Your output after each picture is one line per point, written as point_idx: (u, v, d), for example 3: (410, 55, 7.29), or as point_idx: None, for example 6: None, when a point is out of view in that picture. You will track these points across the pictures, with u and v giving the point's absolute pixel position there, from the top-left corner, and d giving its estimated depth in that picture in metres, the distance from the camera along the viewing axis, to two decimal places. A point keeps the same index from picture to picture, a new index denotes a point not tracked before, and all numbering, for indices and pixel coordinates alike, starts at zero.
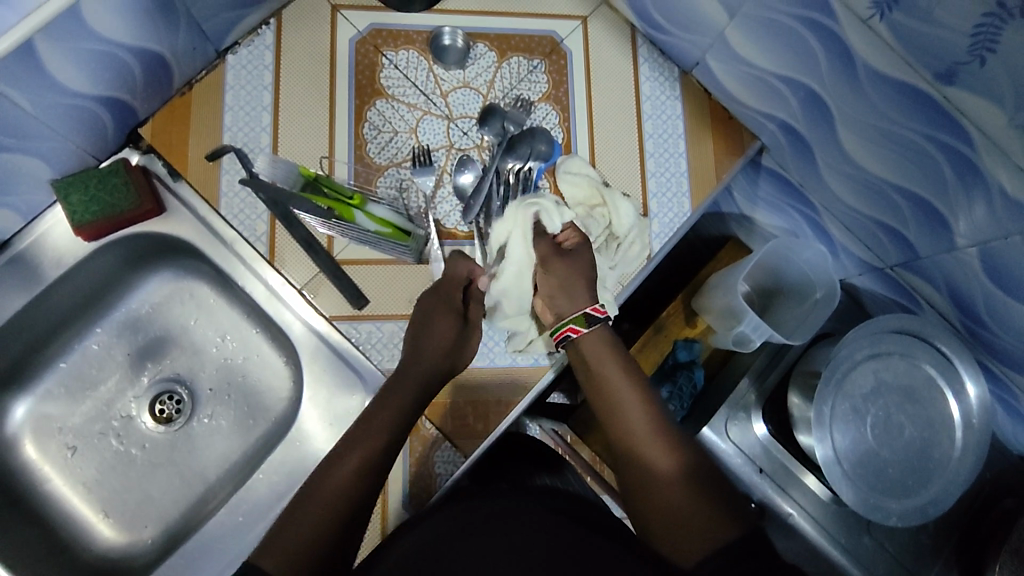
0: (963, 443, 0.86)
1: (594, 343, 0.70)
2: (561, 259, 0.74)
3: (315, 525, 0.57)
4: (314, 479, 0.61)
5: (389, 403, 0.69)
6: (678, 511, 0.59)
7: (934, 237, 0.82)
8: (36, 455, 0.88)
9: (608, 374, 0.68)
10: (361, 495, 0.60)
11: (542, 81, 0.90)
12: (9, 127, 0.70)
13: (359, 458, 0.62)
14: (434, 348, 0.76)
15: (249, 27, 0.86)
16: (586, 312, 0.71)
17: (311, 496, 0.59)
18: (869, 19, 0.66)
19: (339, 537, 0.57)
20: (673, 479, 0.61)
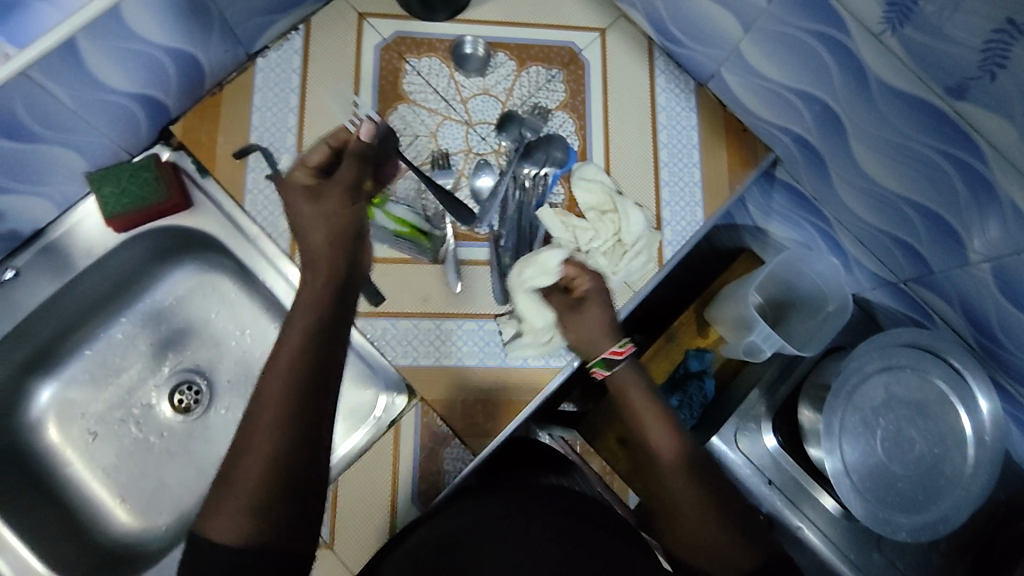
0: (975, 460, 0.85)
1: (627, 375, 0.74)
2: (574, 316, 0.79)
3: (251, 496, 0.52)
4: (236, 448, 0.55)
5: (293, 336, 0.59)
6: (698, 531, 0.62)
7: (947, 252, 0.82)
8: (59, 439, 0.91)
9: (642, 403, 0.72)
10: (287, 447, 0.54)
11: (559, 90, 0.93)
12: (49, 120, 0.74)
13: (275, 408, 0.55)
14: (318, 241, 0.67)
15: (278, 32, 0.89)
16: (605, 357, 0.75)
17: (240, 458, 0.54)
18: (880, 33, 0.68)
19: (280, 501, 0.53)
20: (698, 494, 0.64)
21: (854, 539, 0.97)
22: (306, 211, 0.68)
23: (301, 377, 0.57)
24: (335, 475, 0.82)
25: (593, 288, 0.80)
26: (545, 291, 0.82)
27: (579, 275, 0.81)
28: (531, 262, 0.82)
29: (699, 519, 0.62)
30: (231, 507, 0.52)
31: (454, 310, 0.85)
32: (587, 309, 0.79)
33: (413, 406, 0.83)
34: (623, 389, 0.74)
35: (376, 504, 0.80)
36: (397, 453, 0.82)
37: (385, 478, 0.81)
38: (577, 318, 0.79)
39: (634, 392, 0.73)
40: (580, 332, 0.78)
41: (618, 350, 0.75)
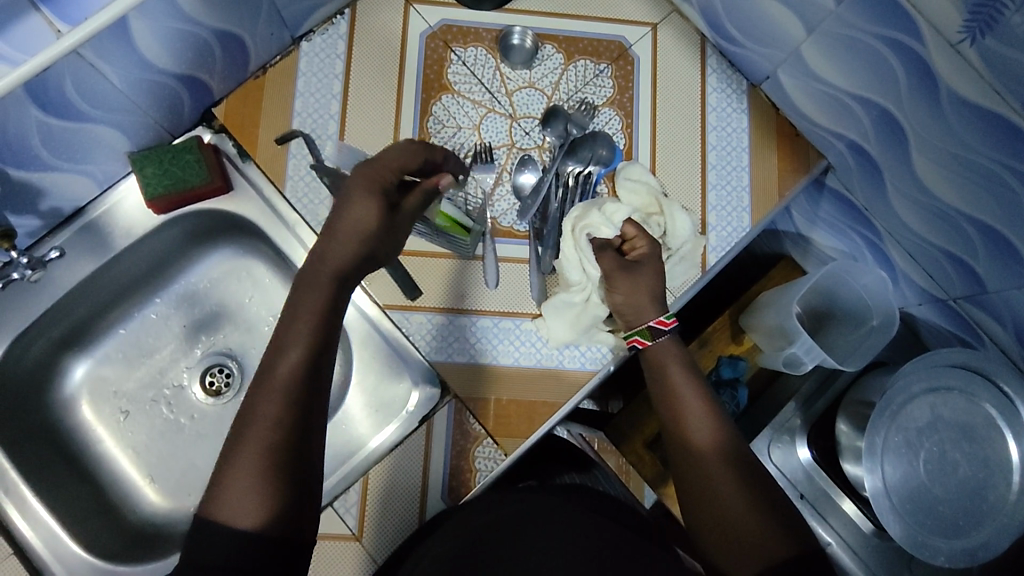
0: (1020, 487, 0.82)
1: (664, 352, 0.73)
2: (624, 275, 0.74)
3: (248, 483, 0.54)
4: (232, 441, 0.56)
5: (297, 320, 0.62)
6: (731, 522, 0.61)
7: (1005, 271, 0.79)
8: (91, 416, 0.91)
9: (679, 385, 0.70)
10: (284, 439, 0.56)
11: (607, 86, 0.90)
12: (95, 98, 0.74)
13: (275, 387, 0.58)
14: (340, 255, 0.65)
15: (324, 16, 0.88)
16: (650, 326, 0.72)
17: (236, 451, 0.55)
18: (958, 42, 0.65)
19: (278, 489, 0.54)
20: (726, 483, 0.63)
21: (884, 558, 0.95)
22: (355, 216, 0.65)
23: (298, 373, 0.59)
24: (365, 467, 0.82)
25: (651, 258, 0.76)
26: (600, 243, 0.77)
27: (639, 238, 0.77)
28: (594, 213, 0.77)
29: (734, 513, 0.61)
30: (235, 496, 0.53)
31: (492, 308, 0.84)
32: (641, 272, 0.74)
33: (447, 403, 0.83)
34: (660, 361, 0.72)
35: (405, 499, 0.80)
36: (429, 448, 0.82)
37: (416, 472, 0.81)
38: (631, 278, 0.74)
39: (674, 367, 0.72)
40: (631, 292, 0.74)
41: (664, 321, 0.73)
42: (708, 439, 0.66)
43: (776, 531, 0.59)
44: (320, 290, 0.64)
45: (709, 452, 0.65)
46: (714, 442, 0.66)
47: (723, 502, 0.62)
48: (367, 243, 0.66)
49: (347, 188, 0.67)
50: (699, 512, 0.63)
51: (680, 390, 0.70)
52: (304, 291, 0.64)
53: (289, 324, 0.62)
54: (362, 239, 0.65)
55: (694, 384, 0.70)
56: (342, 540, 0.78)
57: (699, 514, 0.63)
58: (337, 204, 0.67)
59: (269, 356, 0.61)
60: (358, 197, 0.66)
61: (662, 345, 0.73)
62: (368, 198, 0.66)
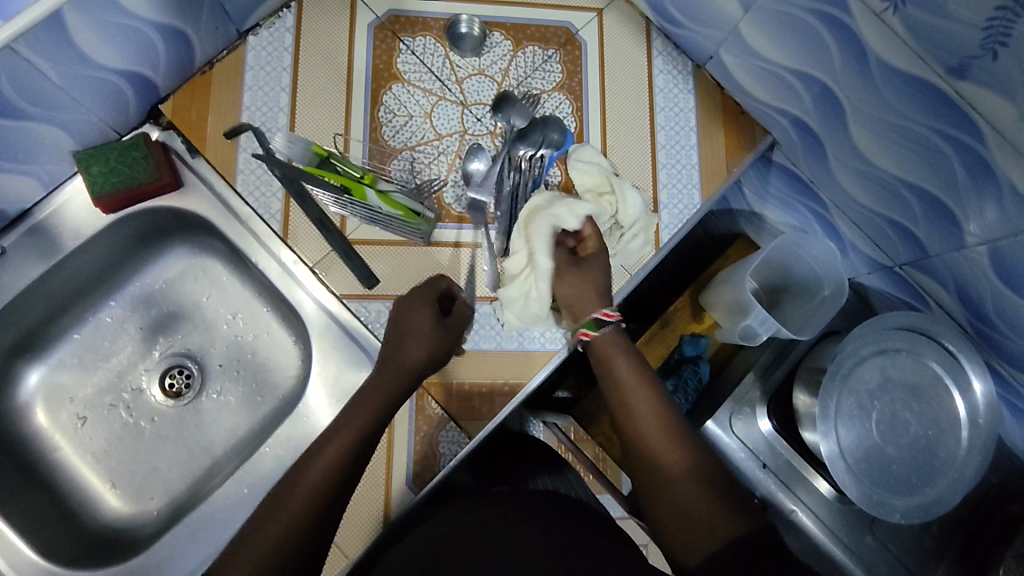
0: (969, 442, 0.86)
1: (607, 345, 0.73)
2: (574, 269, 0.78)
3: (301, 513, 0.58)
4: (280, 490, 0.60)
5: (354, 415, 0.66)
6: (688, 515, 0.60)
7: (944, 235, 0.82)
8: (47, 424, 0.89)
9: (625, 379, 0.70)
10: (330, 495, 0.60)
11: (555, 71, 0.91)
12: (35, 95, 0.72)
13: (322, 466, 0.61)
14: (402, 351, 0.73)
15: (269, 10, 0.87)
16: (595, 317, 0.73)
17: (275, 507, 0.58)
18: (882, 11, 0.67)
19: (317, 528, 0.58)
20: (682, 477, 0.62)
21: (848, 523, 0.96)
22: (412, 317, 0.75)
23: (345, 455, 0.62)
24: None
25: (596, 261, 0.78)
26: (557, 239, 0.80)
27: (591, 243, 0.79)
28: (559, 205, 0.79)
29: (687, 496, 0.61)
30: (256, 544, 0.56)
31: None
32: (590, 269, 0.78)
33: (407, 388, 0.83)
34: (605, 353, 0.72)
35: (370, 489, 0.81)
36: (391, 440, 0.82)
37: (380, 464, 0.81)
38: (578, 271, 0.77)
39: (619, 362, 0.71)
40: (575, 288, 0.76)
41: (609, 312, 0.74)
42: (659, 430, 0.65)
43: (726, 509, 0.59)
44: (403, 374, 0.71)
45: (661, 447, 0.64)
46: (664, 431, 0.65)
47: (675, 488, 0.61)
48: (429, 363, 0.73)
49: (410, 301, 0.77)
50: (655, 503, 0.62)
51: (625, 382, 0.69)
52: (378, 374, 0.71)
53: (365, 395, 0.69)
54: (425, 357, 0.73)
55: (640, 379, 0.70)
56: None
57: (661, 511, 0.62)
58: (403, 317, 0.76)
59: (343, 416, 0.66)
60: (420, 310, 0.76)
61: (605, 334, 0.73)
62: (425, 315, 0.75)
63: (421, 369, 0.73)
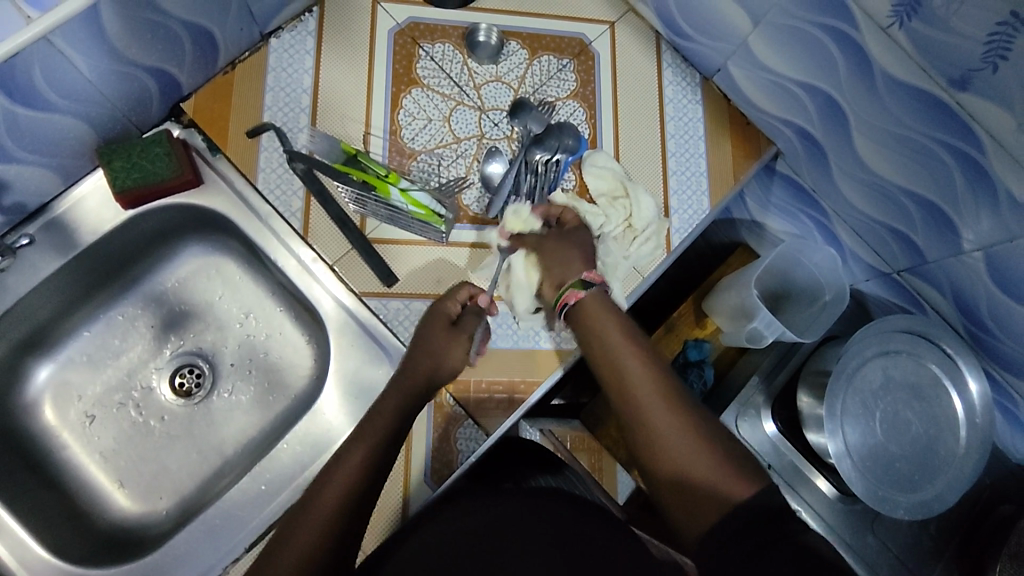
0: (967, 440, 0.89)
1: (596, 307, 0.71)
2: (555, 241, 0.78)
3: (309, 548, 0.58)
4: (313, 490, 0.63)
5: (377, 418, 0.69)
6: (688, 480, 0.60)
7: (941, 242, 0.86)
8: (56, 422, 0.88)
9: (616, 342, 0.68)
10: (339, 529, 0.60)
11: (570, 80, 0.94)
12: (63, 88, 0.73)
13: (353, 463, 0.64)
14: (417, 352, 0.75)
15: (292, 13, 0.89)
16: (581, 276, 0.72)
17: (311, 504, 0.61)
18: (888, 26, 0.71)
19: (338, 550, 0.59)
20: (681, 442, 0.62)
21: (851, 522, 0.99)
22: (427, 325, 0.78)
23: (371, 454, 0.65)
24: None
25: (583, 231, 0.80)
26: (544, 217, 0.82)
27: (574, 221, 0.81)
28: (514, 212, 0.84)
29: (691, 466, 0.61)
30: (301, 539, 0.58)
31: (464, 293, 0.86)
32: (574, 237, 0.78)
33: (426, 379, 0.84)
34: (592, 315, 0.70)
35: (387, 484, 0.81)
36: (410, 435, 0.82)
37: (398, 459, 0.81)
38: (564, 239, 0.78)
39: (609, 326, 0.69)
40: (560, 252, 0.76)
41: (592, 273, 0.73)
42: (659, 401, 0.64)
43: (728, 481, 0.60)
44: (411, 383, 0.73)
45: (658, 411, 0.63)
46: (659, 399, 0.64)
47: (674, 455, 0.61)
48: (440, 370, 0.75)
49: (427, 317, 0.79)
50: (657, 468, 0.62)
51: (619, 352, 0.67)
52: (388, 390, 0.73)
53: (377, 408, 0.71)
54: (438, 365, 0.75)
55: (631, 342, 0.68)
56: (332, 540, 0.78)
57: (660, 475, 0.62)
58: (420, 331, 0.78)
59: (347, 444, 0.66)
60: (436, 320, 0.78)
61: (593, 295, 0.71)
62: (441, 325, 0.78)
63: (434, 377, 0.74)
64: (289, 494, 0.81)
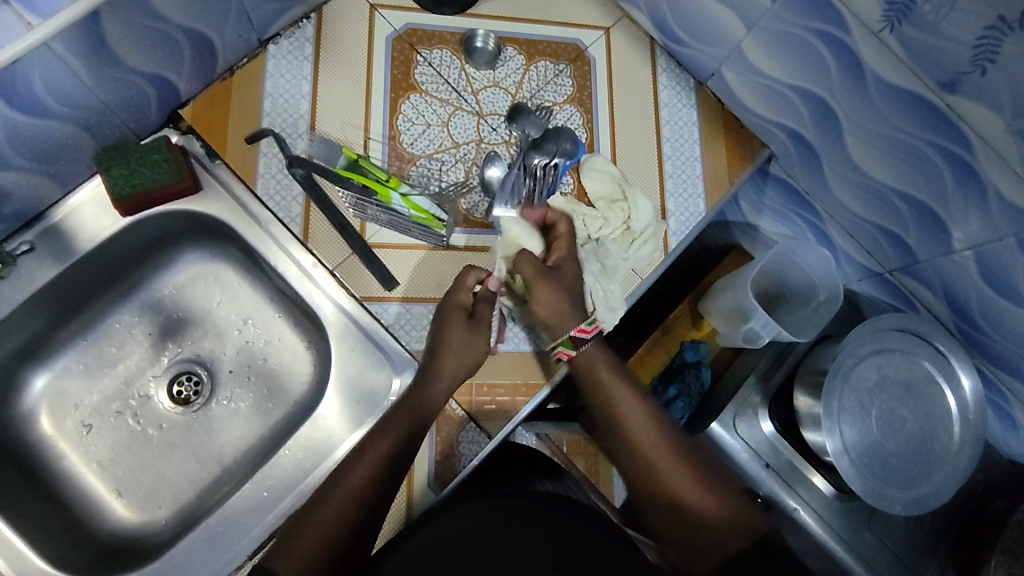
0: (961, 436, 0.91)
1: (595, 358, 0.76)
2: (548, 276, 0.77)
3: (311, 549, 0.62)
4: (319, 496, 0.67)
5: (389, 429, 0.73)
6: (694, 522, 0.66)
7: (932, 241, 0.88)
8: (52, 431, 0.87)
9: (617, 390, 0.74)
10: (341, 536, 0.64)
11: (566, 85, 0.95)
12: (63, 95, 0.72)
13: (358, 473, 0.68)
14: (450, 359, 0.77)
15: (290, 20, 0.89)
16: (572, 335, 0.75)
17: (315, 510, 0.65)
18: (879, 31, 0.73)
19: (337, 554, 0.63)
20: (685, 486, 0.68)
21: (847, 519, 1.00)
22: (447, 334, 0.79)
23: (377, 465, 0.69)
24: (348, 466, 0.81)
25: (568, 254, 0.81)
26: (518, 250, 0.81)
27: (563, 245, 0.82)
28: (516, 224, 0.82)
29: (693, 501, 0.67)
30: (302, 542, 0.62)
31: None
32: (563, 272, 0.79)
33: None
34: (590, 367, 0.76)
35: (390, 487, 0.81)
36: None
37: None
38: (548, 278, 0.77)
39: (607, 373, 0.75)
40: (551, 298, 0.76)
41: (584, 328, 0.75)
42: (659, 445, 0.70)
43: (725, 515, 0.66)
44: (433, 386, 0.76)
45: (660, 458, 0.69)
46: (660, 446, 0.70)
47: (679, 498, 0.67)
48: (467, 364, 0.78)
49: (442, 312, 0.80)
50: (663, 508, 0.68)
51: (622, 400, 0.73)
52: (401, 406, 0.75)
53: (391, 420, 0.74)
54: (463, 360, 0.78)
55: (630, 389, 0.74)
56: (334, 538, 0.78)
57: (667, 518, 0.68)
58: (438, 328, 0.80)
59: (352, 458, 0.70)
60: (453, 314, 0.80)
61: (596, 347, 0.77)
62: (458, 319, 0.79)
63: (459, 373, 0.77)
64: (292, 500, 0.80)
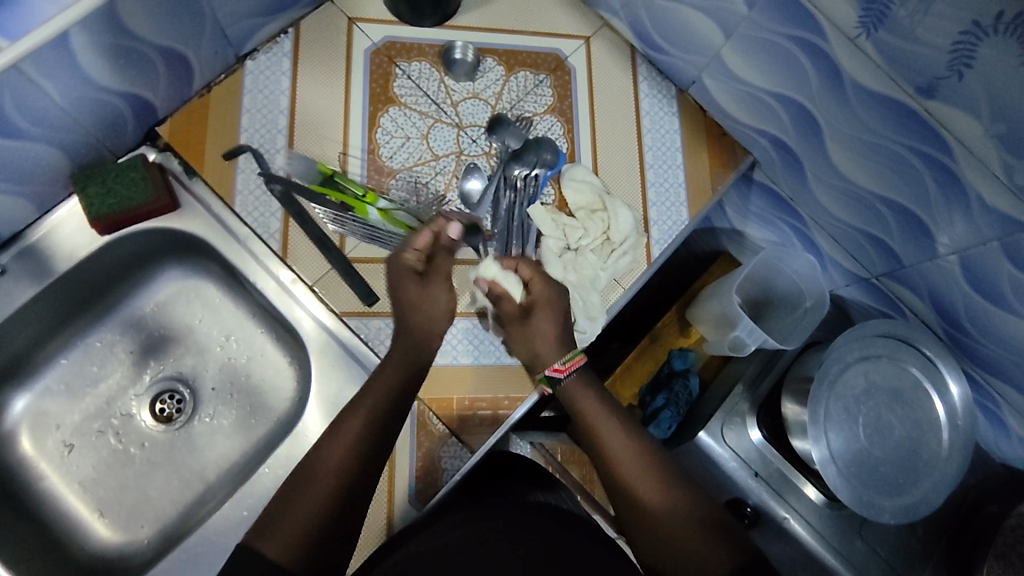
0: (949, 442, 0.90)
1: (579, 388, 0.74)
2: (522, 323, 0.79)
3: (304, 527, 0.57)
4: (306, 467, 0.62)
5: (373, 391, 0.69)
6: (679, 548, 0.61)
7: (916, 246, 0.87)
8: (34, 452, 0.87)
9: (602, 420, 0.71)
10: (334, 512, 0.59)
11: (547, 95, 0.95)
12: (36, 115, 0.72)
13: (348, 438, 0.64)
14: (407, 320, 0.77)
15: (267, 35, 0.89)
16: (547, 374, 0.75)
17: (304, 483, 0.61)
18: (856, 37, 0.72)
19: (329, 532, 0.58)
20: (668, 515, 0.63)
21: (837, 527, 1.00)
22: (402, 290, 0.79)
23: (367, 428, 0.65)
24: None
25: (548, 293, 0.80)
26: (496, 295, 0.82)
27: (539, 282, 0.80)
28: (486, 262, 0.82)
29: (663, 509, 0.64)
30: (290, 525, 0.57)
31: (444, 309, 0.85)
32: (541, 316, 0.78)
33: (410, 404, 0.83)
34: (576, 396, 0.74)
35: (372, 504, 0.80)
36: (394, 453, 0.82)
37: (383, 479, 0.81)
38: (526, 327, 0.79)
39: (589, 404, 0.73)
40: (527, 342, 0.78)
41: (558, 367, 0.75)
42: (641, 475, 0.66)
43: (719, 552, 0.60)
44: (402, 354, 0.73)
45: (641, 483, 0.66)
46: (641, 471, 0.66)
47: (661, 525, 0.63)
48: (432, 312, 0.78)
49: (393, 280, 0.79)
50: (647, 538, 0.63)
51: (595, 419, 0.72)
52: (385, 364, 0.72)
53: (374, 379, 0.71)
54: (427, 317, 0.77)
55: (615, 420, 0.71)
56: None
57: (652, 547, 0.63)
58: (397, 294, 0.79)
59: (326, 440, 0.64)
60: (405, 281, 0.79)
61: (576, 375, 0.75)
62: (411, 281, 0.79)
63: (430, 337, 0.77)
64: None
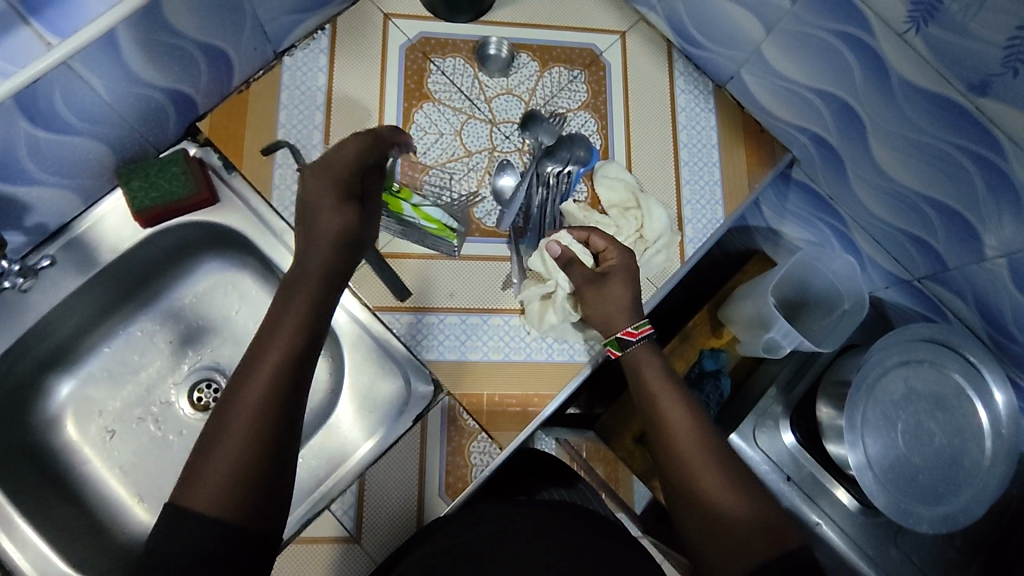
0: (993, 451, 0.87)
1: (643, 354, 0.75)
2: (597, 286, 0.78)
3: (229, 476, 0.56)
4: (222, 413, 0.60)
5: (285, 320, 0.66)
6: (726, 525, 0.62)
7: (963, 248, 0.84)
8: (77, 436, 0.90)
9: (663, 393, 0.71)
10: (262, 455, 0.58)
11: (581, 91, 0.94)
12: (82, 111, 0.74)
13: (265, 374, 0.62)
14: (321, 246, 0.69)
15: (305, 31, 0.90)
16: (619, 336, 0.75)
17: (221, 432, 0.59)
18: (905, 32, 0.70)
19: (263, 479, 0.57)
20: (718, 494, 0.64)
21: (872, 534, 0.98)
22: (327, 218, 0.70)
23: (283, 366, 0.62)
24: (360, 470, 0.81)
25: (622, 261, 0.80)
26: (569, 257, 0.80)
27: (613, 251, 0.81)
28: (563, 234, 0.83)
29: (717, 505, 0.63)
30: (212, 479, 0.56)
31: (474, 306, 0.86)
32: (614, 283, 0.78)
33: (440, 400, 0.83)
34: (637, 366, 0.74)
35: (400, 497, 0.79)
36: (424, 447, 0.81)
37: (412, 473, 0.80)
38: (602, 291, 0.78)
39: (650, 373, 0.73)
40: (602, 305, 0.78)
41: (630, 330, 0.75)
42: (695, 449, 0.67)
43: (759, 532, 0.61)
44: (313, 285, 0.68)
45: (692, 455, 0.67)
46: (695, 446, 0.67)
47: (711, 501, 0.64)
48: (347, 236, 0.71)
49: (311, 203, 0.71)
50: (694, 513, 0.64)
51: (662, 401, 0.71)
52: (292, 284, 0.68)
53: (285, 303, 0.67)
54: (333, 245, 0.70)
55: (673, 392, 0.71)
56: (341, 543, 0.77)
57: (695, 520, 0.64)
58: (309, 215, 0.71)
59: (240, 379, 0.62)
60: (340, 207, 0.71)
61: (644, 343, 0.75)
62: (349, 208, 0.71)
63: (337, 267, 0.70)
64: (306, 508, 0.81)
